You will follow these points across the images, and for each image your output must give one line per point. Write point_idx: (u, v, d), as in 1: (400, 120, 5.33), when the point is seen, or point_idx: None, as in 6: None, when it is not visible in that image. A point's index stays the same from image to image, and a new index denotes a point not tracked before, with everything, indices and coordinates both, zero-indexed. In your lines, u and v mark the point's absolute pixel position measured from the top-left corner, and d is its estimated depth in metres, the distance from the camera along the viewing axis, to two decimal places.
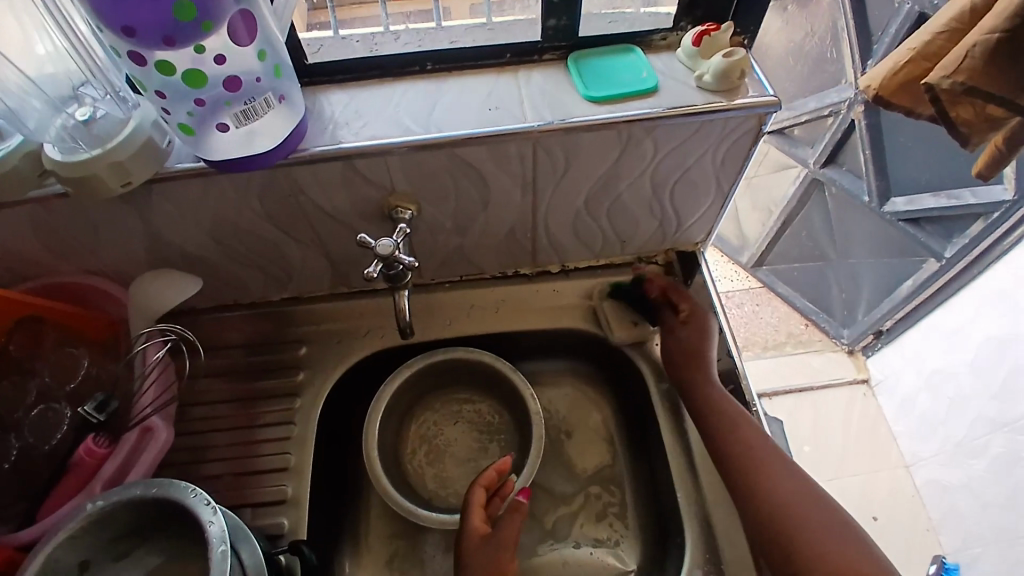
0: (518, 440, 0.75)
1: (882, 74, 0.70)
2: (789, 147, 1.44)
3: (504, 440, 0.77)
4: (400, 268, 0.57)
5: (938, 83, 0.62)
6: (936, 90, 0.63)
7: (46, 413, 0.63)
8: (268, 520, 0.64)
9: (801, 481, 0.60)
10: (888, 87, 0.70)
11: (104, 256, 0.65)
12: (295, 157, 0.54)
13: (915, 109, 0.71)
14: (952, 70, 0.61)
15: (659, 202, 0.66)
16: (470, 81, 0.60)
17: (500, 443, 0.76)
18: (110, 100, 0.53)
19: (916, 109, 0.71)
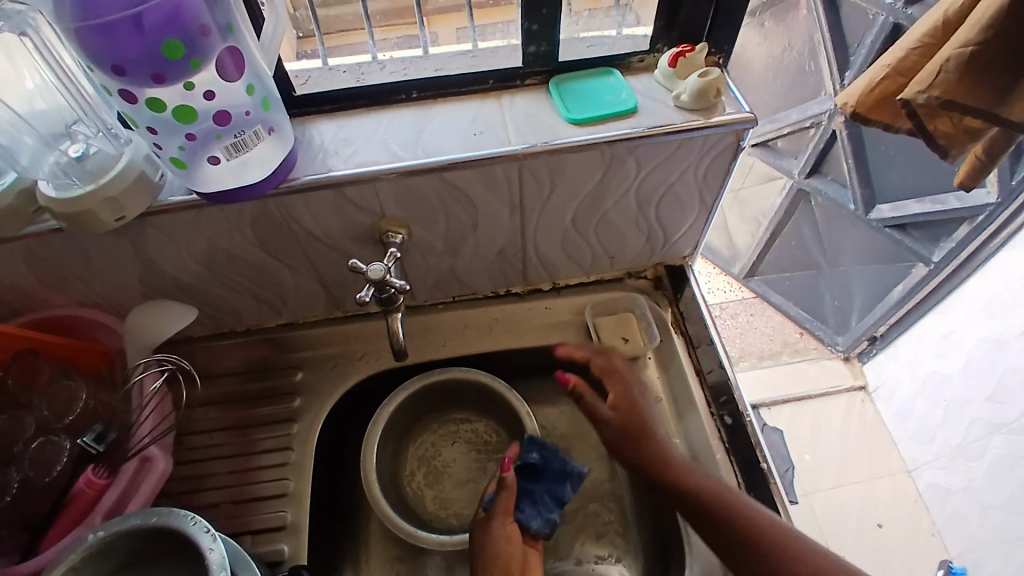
0: None
1: (859, 91, 0.73)
2: (774, 159, 1.46)
3: (502, 459, 0.77)
4: (392, 292, 0.58)
5: (915, 97, 0.64)
6: (913, 104, 0.64)
7: (45, 445, 0.63)
8: (269, 547, 0.64)
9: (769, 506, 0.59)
10: (866, 103, 0.72)
11: (101, 289, 0.66)
12: (286, 187, 0.56)
13: (896, 124, 0.72)
14: (928, 84, 0.63)
15: (645, 217, 0.68)
16: (455, 107, 0.62)
17: (497, 463, 0.77)
18: (102, 137, 0.54)
19: (895, 123, 0.72)
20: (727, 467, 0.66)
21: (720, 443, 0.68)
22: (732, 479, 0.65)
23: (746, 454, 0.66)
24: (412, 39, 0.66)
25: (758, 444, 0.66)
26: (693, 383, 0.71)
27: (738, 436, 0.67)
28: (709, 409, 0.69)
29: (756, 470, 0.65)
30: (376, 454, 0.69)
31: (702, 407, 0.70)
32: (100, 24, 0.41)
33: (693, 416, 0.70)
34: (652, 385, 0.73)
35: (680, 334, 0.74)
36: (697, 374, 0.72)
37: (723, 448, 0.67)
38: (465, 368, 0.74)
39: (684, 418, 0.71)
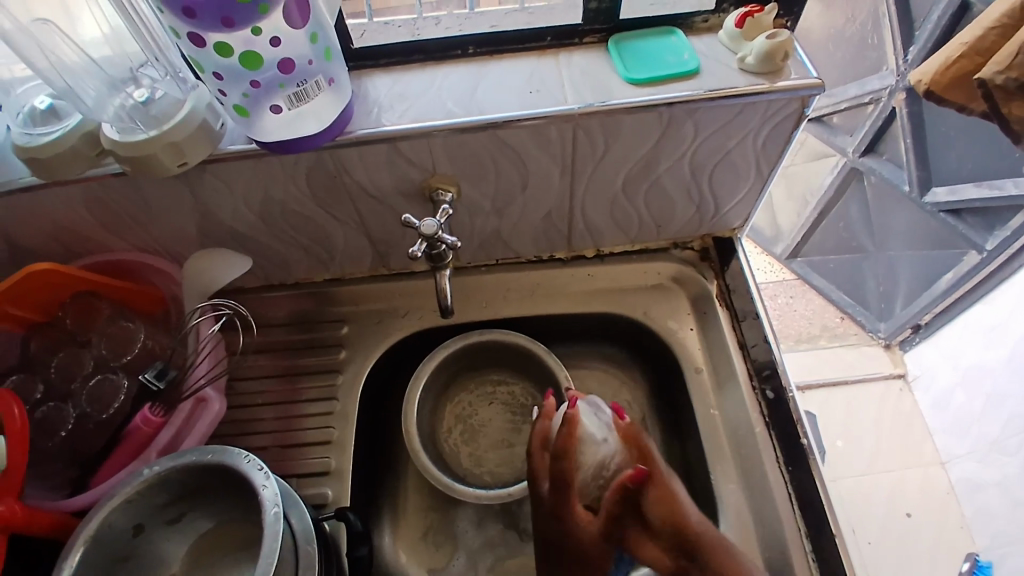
0: None
1: (936, 67, 0.69)
2: (828, 135, 1.41)
3: None
4: (441, 248, 0.58)
5: (991, 78, 0.60)
6: (988, 85, 0.61)
7: (103, 381, 0.67)
8: (313, 490, 0.67)
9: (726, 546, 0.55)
10: (941, 81, 0.68)
11: (158, 234, 0.68)
12: (342, 139, 0.56)
13: (971, 104, 0.69)
14: (1006, 65, 0.59)
15: (698, 185, 0.66)
16: (510, 64, 0.61)
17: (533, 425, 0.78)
18: (169, 80, 0.56)
19: (969, 105, 0.69)
20: (765, 440, 0.66)
21: (760, 417, 0.67)
22: (769, 451, 0.65)
23: (786, 427, 0.65)
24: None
25: (799, 420, 0.64)
26: (735, 357, 0.70)
27: (779, 410, 0.66)
28: (751, 383, 0.68)
29: (795, 446, 0.64)
30: (417, 407, 0.71)
31: (744, 380, 0.69)
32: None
33: (733, 389, 0.69)
34: (692, 353, 0.73)
35: (725, 308, 0.73)
36: (740, 347, 0.70)
37: (762, 422, 0.67)
38: (504, 330, 0.75)
39: (724, 388, 0.70)
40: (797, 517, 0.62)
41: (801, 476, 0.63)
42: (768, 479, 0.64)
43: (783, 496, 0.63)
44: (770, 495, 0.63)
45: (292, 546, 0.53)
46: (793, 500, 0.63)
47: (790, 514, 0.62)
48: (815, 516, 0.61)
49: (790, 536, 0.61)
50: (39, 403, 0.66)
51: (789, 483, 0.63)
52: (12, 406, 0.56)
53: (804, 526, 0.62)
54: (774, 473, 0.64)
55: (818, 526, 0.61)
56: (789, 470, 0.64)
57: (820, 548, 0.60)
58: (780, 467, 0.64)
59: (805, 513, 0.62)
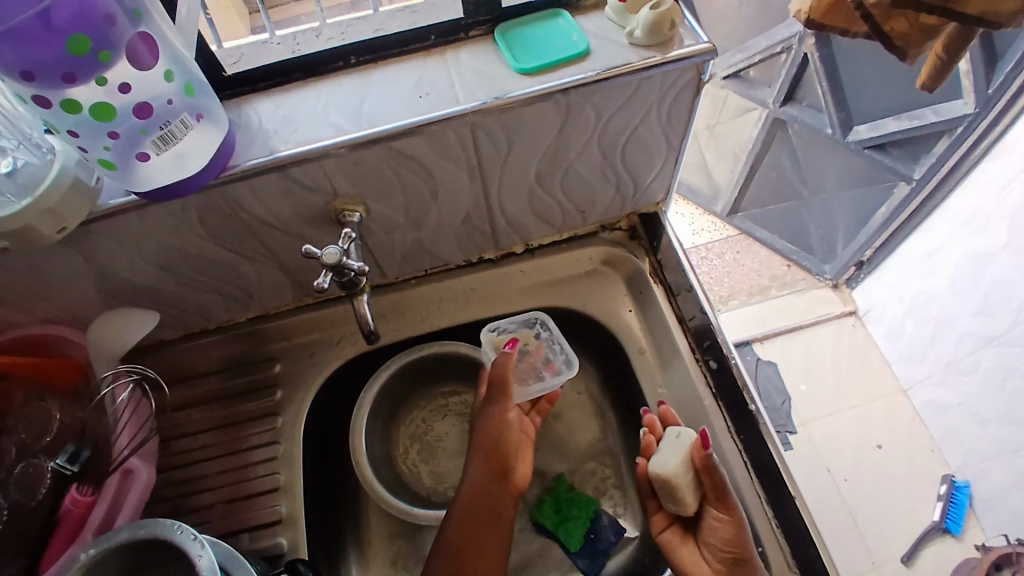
0: None
1: None
2: (747, 90, 1.40)
3: None
4: (352, 275, 0.55)
5: None
6: None
7: (27, 468, 0.60)
8: (268, 541, 0.64)
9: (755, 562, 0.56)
10: (821, 8, 0.57)
11: (58, 303, 0.63)
12: (227, 176, 0.53)
13: (853, 28, 0.58)
14: None
15: (612, 166, 0.65)
16: (395, 70, 0.58)
17: None
18: (25, 148, 0.51)
19: (853, 28, 0.58)
20: (714, 411, 0.66)
21: (706, 389, 0.67)
22: (719, 419, 0.66)
23: (732, 396, 0.65)
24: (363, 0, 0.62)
25: (745, 386, 0.64)
26: (676, 332, 0.70)
27: (723, 379, 0.66)
28: (694, 355, 0.69)
29: (744, 411, 0.64)
30: (365, 435, 0.69)
31: (686, 354, 0.69)
32: (6, 31, 0.38)
33: (678, 364, 0.69)
34: (635, 335, 0.73)
35: (660, 283, 0.73)
36: (679, 322, 0.70)
37: (710, 393, 0.67)
38: (446, 341, 0.73)
39: (670, 365, 0.70)
40: (755, 483, 0.62)
41: (752, 442, 0.63)
42: (723, 449, 0.64)
43: (739, 464, 0.64)
44: (727, 465, 0.64)
45: None
46: (749, 466, 0.63)
47: (746, 481, 0.63)
48: (772, 482, 0.61)
49: (751, 502, 0.62)
50: None
51: (744, 451, 0.64)
52: None
53: (762, 491, 0.62)
54: (726, 442, 0.65)
55: (775, 488, 0.61)
56: (741, 437, 0.64)
57: (780, 510, 0.61)
58: (732, 436, 0.65)
59: (761, 478, 0.62)
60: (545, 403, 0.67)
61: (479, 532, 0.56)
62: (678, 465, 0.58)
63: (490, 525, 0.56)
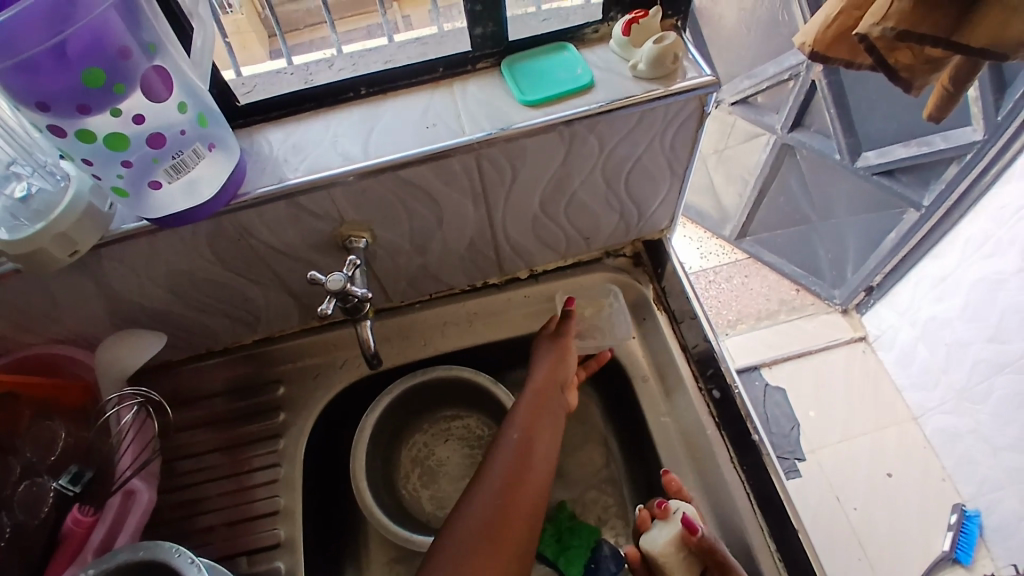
0: None
1: (817, 27, 0.59)
2: (754, 115, 1.41)
3: None
4: (355, 301, 0.56)
5: (869, 32, 0.52)
6: (868, 40, 0.52)
7: (31, 488, 0.61)
8: (265, 565, 0.64)
9: None
10: (824, 41, 0.58)
11: (69, 325, 0.64)
12: (237, 203, 0.54)
13: (856, 60, 0.59)
14: (882, 15, 0.51)
15: (616, 194, 0.65)
16: (403, 101, 0.59)
17: None
18: (40, 175, 0.52)
19: (856, 59, 0.59)
20: (718, 441, 0.65)
21: (710, 418, 0.67)
22: (722, 452, 0.65)
23: (736, 426, 0.65)
24: (377, 26, 0.63)
25: (748, 416, 0.64)
26: (679, 358, 0.70)
27: (727, 409, 0.66)
28: (696, 384, 0.68)
29: (748, 442, 0.63)
30: (366, 458, 0.69)
31: (689, 382, 0.68)
32: (20, 63, 0.39)
33: (682, 392, 0.69)
34: (639, 362, 0.73)
35: (663, 310, 0.73)
36: (683, 349, 0.70)
37: (713, 422, 0.66)
38: (448, 365, 0.73)
39: (674, 394, 0.70)
40: (758, 517, 0.61)
41: (756, 473, 0.62)
42: (725, 480, 0.63)
43: (743, 496, 0.62)
44: (730, 497, 0.63)
45: None
46: (752, 499, 0.62)
47: (750, 514, 0.61)
48: (775, 515, 0.60)
49: (754, 536, 0.61)
50: None
51: (748, 484, 0.63)
52: None
53: (766, 524, 0.61)
54: (729, 473, 0.64)
55: (779, 520, 0.60)
56: (745, 469, 0.63)
57: (786, 546, 0.59)
58: (736, 466, 0.64)
59: (765, 511, 0.61)
60: (594, 363, 0.71)
61: (522, 473, 0.55)
62: (669, 545, 0.57)
63: (531, 470, 0.56)
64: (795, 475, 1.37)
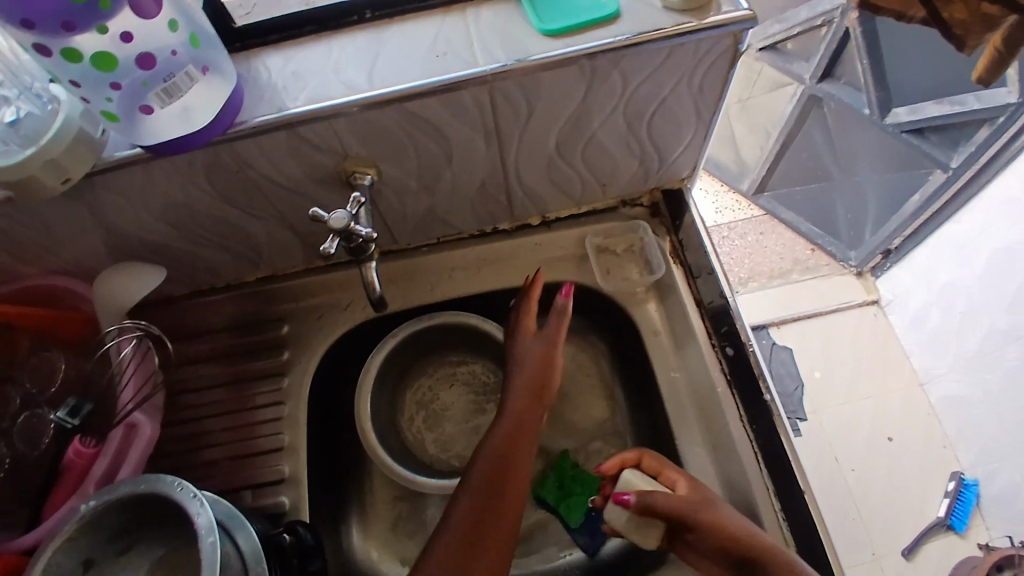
0: None
1: None
2: (782, 63, 1.32)
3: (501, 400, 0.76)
4: (360, 241, 0.53)
5: None
6: None
7: (32, 420, 0.62)
8: (270, 499, 0.64)
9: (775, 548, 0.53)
10: None
11: (67, 256, 0.63)
12: (235, 132, 0.50)
13: (908, 11, 0.56)
14: None
15: (637, 137, 0.62)
16: (412, 25, 0.54)
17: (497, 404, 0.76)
18: (25, 97, 0.49)
19: (907, 12, 0.57)
20: (728, 399, 0.64)
21: (722, 375, 0.65)
22: (732, 408, 0.63)
23: (747, 383, 0.63)
24: None
25: (761, 374, 0.63)
26: (693, 314, 0.67)
27: (740, 365, 0.64)
28: (710, 341, 0.66)
29: (758, 399, 0.62)
30: (371, 401, 0.68)
31: (702, 338, 0.66)
32: None
33: (694, 348, 0.67)
34: (650, 316, 0.71)
35: (679, 265, 0.70)
36: (698, 305, 0.68)
37: (724, 380, 0.65)
38: (454, 311, 0.71)
39: (684, 348, 0.68)
40: (764, 475, 0.61)
41: (766, 433, 0.61)
42: (734, 439, 0.62)
43: (750, 454, 0.62)
44: (735, 454, 0.62)
45: (241, 567, 0.51)
46: (759, 457, 0.61)
47: (756, 472, 0.61)
48: (783, 475, 0.60)
49: (758, 495, 0.60)
50: None
51: (756, 443, 0.62)
52: None
53: (771, 483, 0.60)
54: (738, 431, 0.62)
55: (785, 478, 0.60)
56: (754, 428, 0.62)
57: (790, 504, 0.59)
58: (744, 425, 0.63)
59: (771, 470, 0.61)
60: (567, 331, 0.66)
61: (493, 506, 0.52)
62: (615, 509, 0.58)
63: (500, 500, 0.53)
64: (797, 434, 1.37)
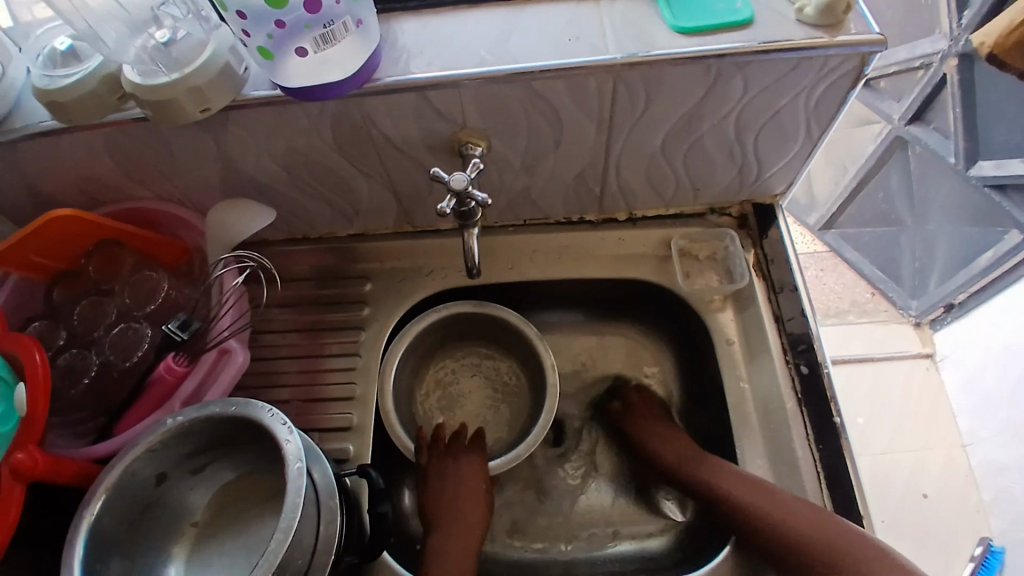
0: (529, 407, 0.76)
1: (999, 28, 0.58)
2: (873, 100, 1.33)
3: (514, 404, 0.78)
4: (472, 205, 0.56)
5: None
6: None
7: (127, 330, 0.66)
8: (335, 444, 0.67)
9: (678, 447, 0.69)
10: (1005, 44, 0.58)
11: (181, 185, 0.66)
12: (369, 88, 0.53)
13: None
14: None
15: (741, 146, 0.63)
16: (547, 9, 0.57)
17: (510, 406, 0.78)
18: (191, 21, 0.53)
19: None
20: (796, 416, 0.64)
21: (792, 392, 0.65)
22: (799, 425, 0.64)
23: (818, 404, 0.64)
24: None
25: (833, 397, 0.64)
26: (770, 329, 0.68)
27: (813, 385, 0.65)
28: (784, 357, 0.67)
29: (827, 422, 0.63)
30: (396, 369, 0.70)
31: (777, 353, 0.67)
32: None
33: (767, 361, 0.67)
34: (724, 325, 0.71)
35: (762, 278, 0.71)
36: (775, 320, 0.68)
37: (794, 398, 0.65)
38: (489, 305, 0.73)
39: (756, 361, 0.69)
40: (824, 494, 0.61)
41: (831, 455, 0.62)
42: (797, 457, 0.63)
43: (811, 471, 0.62)
44: (797, 471, 0.63)
45: (315, 497, 0.53)
46: (821, 474, 0.62)
47: (816, 490, 0.62)
48: (843, 496, 0.61)
49: None
50: (61, 350, 0.66)
51: (819, 462, 0.63)
52: (35, 352, 0.55)
53: (831, 503, 0.61)
54: (802, 449, 0.63)
55: (846, 501, 0.60)
56: (819, 448, 0.63)
57: None
58: (810, 444, 0.63)
59: (833, 491, 0.61)
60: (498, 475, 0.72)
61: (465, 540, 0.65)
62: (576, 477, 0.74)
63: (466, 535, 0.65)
64: None
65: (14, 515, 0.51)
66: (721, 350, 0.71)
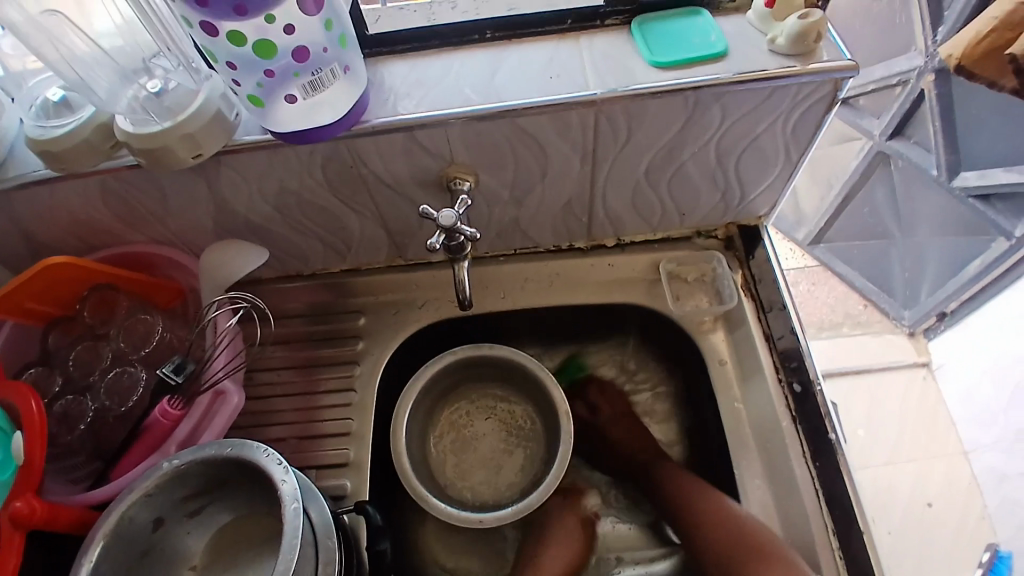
0: (545, 454, 0.76)
1: (965, 41, 0.63)
2: (852, 117, 1.36)
3: (529, 449, 0.78)
4: (461, 240, 0.57)
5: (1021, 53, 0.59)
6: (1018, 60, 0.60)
7: (123, 374, 0.67)
8: (333, 481, 0.67)
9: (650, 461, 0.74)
10: (971, 55, 0.63)
11: (174, 228, 0.67)
12: (357, 130, 0.54)
13: (1001, 81, 0.63)
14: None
15: (723, 172, 0.64)
16: (530, 47, 0.59)
17: (525, 451, 0.78)
18: (182, 71, 0.55)
19: (1001, 81, 0.63)
20: (791, 435, 0.65)
21: (786, 410, 0.66)
22: (795, 446, 0.64)
23: (813, 424, 0.64)
24: None
25: (828, 415, 0.63)
26: (761, 349, 0.69)
27: (806, 405, 0.65)
28: (777, 376, 0.67)
29: (822, 439, 0.63)
30: (410, 408, 0.71)
31: (769, 372, 0.68)
32: None
33: (760, 382, 0.68)
34: (717, 346, 0.72)
35: (750, 298, 0.72)
36: (765, 339, 0.69)
37: (788, 416, 0.66)
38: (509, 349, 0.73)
39: (748, 382, 0.69)
40: (824, 512, 0.62)
41: (828, 472, 0.62)
42: (794, 474, 0.63)
43: (810, 490, 0.63)
44: (796, 491, 0.63)
45: (313, 539, 0.53)
46: (819, 494, 0.62)
47: (815, 509, 0.62)
48: (843, 515, 0.61)
49: (816, 531, 0.61)
50: (57, 397, 0.66)
51: (818, 482, 0.63)
52: (30, 399, 0.55)
53: (831, 522, 0.61)
54: (800, 469, 0.63)
55: (846, 521, 0.60)
56: (816, 466, 0.63)
57: (848, 546, 0.60)
58: (807, 462, 0.64)
59: (832, 509, 0.61)
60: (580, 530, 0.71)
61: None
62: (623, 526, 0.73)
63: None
64: None
65: (12, 563, 0.51)
66: (714, 372, 0.71)
